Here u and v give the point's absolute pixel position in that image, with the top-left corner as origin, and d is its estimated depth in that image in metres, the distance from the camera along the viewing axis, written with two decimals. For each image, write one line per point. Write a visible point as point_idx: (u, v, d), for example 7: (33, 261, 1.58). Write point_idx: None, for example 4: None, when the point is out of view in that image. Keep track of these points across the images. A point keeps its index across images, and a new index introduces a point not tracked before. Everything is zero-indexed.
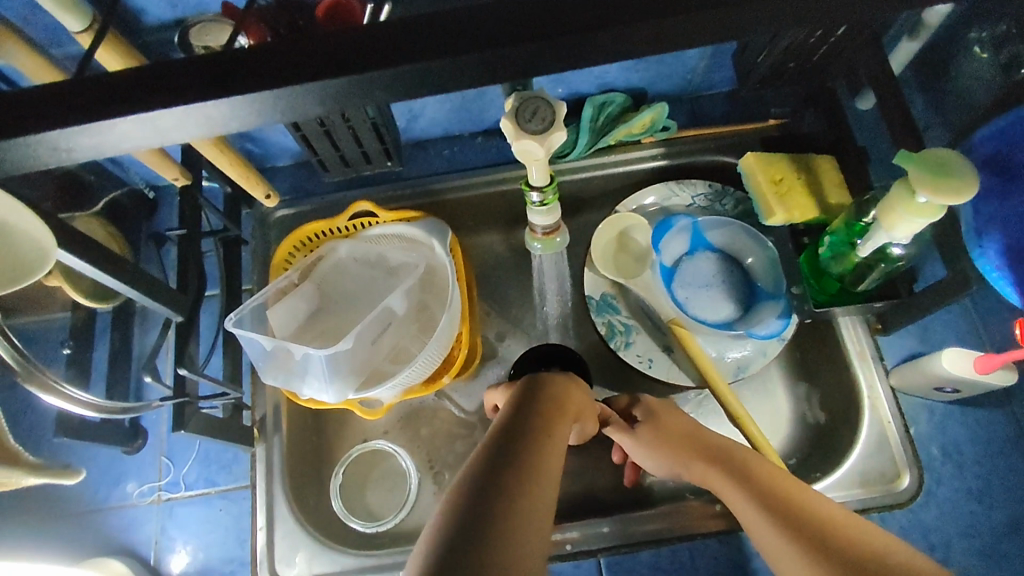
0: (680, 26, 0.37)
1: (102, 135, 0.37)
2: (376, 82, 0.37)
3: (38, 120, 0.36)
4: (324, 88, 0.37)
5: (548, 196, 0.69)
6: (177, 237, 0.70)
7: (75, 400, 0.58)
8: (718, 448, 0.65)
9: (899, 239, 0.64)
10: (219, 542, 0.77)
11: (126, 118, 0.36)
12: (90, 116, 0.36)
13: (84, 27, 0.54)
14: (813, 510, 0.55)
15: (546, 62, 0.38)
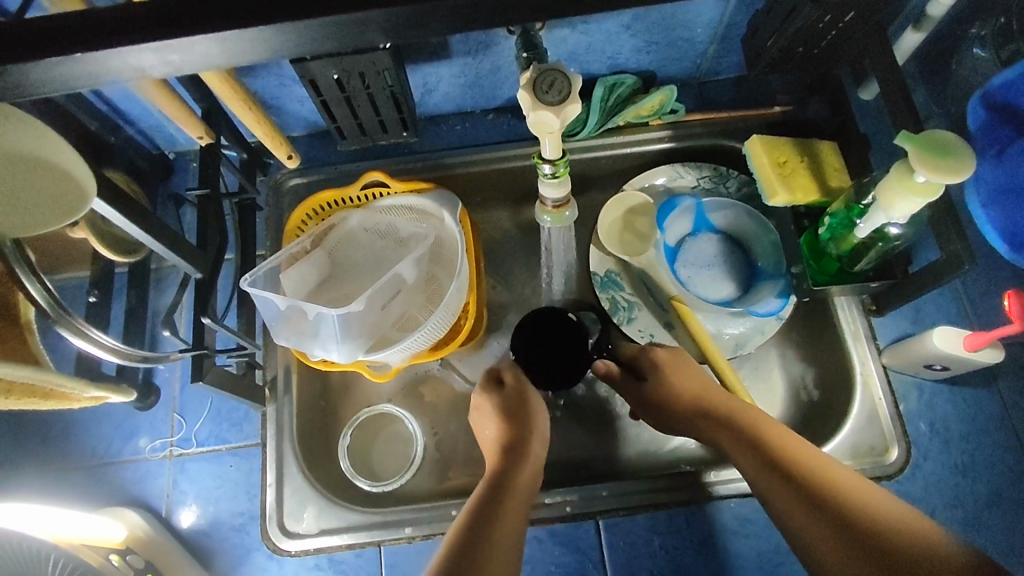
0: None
1: (170, 55, 0.39)
2: (416, 18, 0.39)
3: (83, 40, 0.37)
4: (384, 16, 0.39)
5: (560, 168, 0.70)
6: (198, 196, 0.72)
7: (99, 344, 0.61)
8: (724, 406, 0.67)
9: (896, 218, 0.66)
10: (229, 496, 0.79)
11: (196, 39, 0.38)
12: (157, 34, 0.37)
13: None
14: (815, 470, 0.58)
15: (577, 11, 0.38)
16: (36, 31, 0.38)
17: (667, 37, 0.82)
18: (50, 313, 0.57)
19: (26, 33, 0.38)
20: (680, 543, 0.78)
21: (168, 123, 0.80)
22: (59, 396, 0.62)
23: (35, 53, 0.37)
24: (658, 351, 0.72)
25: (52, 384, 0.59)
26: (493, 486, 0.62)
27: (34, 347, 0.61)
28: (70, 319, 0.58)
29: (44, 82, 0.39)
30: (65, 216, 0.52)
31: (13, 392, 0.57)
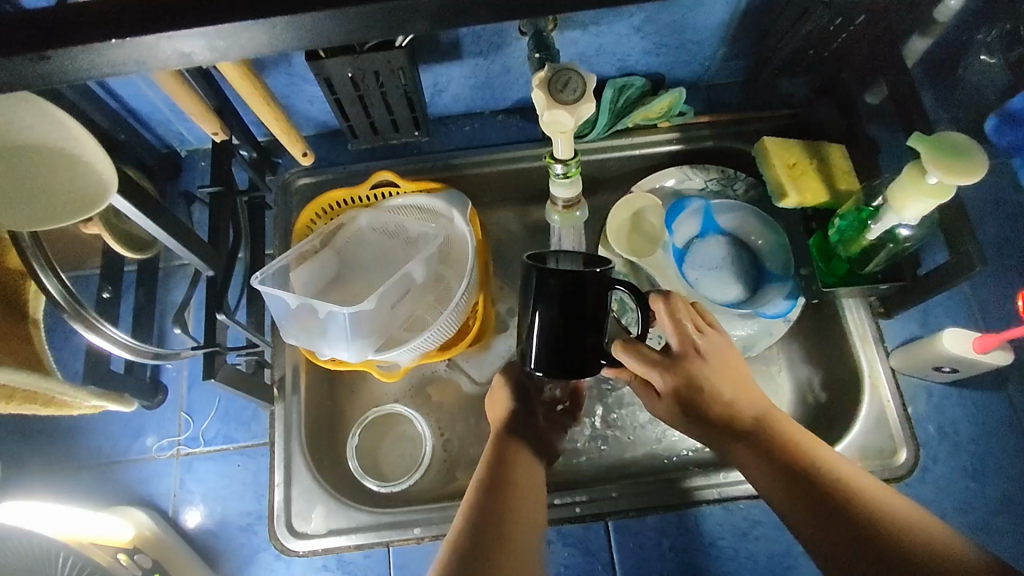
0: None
1: (219, 41, 0.37)
2: (463, 5, 0.38)
3: (121, 25, 0.36)
4: (434, 4, 0.37)
5: (572, 168, 0.70)
6: (211, 194, 0.72)
7: (112, 340, 0.61)
8: (745, 424, 0.62)
9: (908, 220, 0.67)
10: (236, 496, 0.79)
11: (244, 24, 0.36)
12: (205, 21, 0.36)
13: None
14: (849, 498, 0.54)
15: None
16: (63, 18, 0.36)
17: (677, 40, 0.83)
18: (64, 307, 0.56)
19: (69, 16, 0.36)
20: (691, 545, 0.78)
21: (180, 121, 0.80)
22: (60, 403, 0.62)
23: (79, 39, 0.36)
24: (670, 372, 0.62)
25: (55, 393, 0.59)
26: (502, 464, 0.64)
27: (39, 349, 0.61)
28: (85, 313, 0.58)
29: (77, 70, 0.37)
30: (56, 220, 0.54)
31: (15, 398, 0.57)
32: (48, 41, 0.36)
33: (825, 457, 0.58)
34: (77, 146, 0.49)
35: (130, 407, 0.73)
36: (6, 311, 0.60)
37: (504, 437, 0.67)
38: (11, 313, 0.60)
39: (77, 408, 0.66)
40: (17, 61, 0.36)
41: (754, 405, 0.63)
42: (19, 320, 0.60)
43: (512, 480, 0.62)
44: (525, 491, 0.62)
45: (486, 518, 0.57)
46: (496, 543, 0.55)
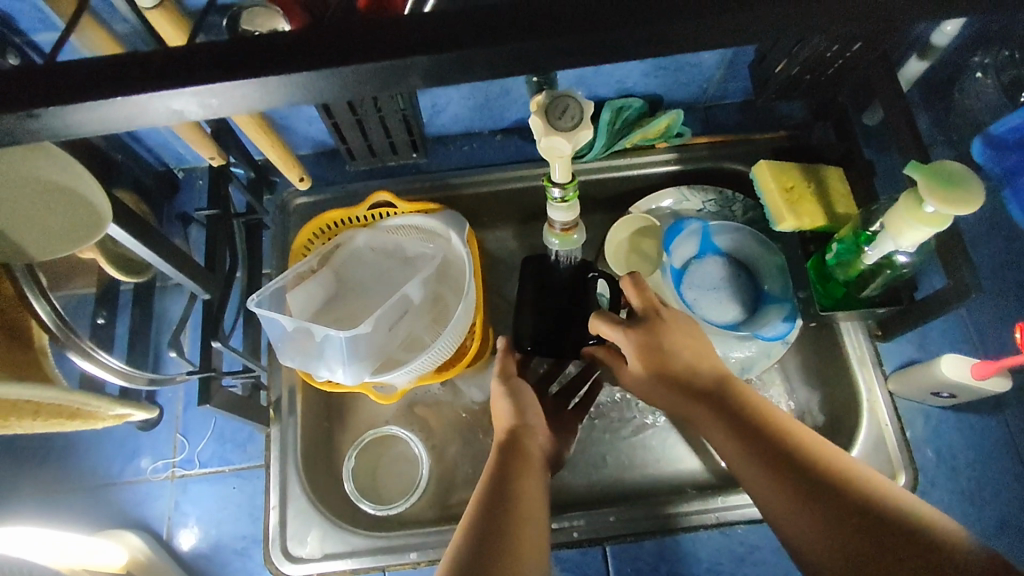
0: (800, 16, 0.34)
1: (212, 99, 0.33)
2: (475, 60, 0.33)
3: (104, 86, 0.32)
4: (436, 61, 0.33)
5: (569, 193, 0.70)
6: (208, 217, 0.73)
7: (105, 367, 0.60)
8: (707, 389, 0.63)
9: (905, 246, 0.67)
10: (231, 519, 0.78)
11: (239, 82, 0.32)
12: (199, 78, 0.32)
13: (155, 4, 0.54)
14: (807, 460, 0.55)
15: (650, 50, 0.35)
16: (43, 78, 0.32)
17: (674, 63, 0.83)
18: (55, 332, 0.56)
19: (51, 77, 0.32)
20: (688, 569, 0.78)
21: (178, 142, 0.80)
22: (86, 415, 0.62)
23: (67, 98, 0.32)
24: (633, 332, 0.66)
25: (78, 405, 0.59)
26: (501, 477, 0.59)
27: (50, 370, 0.60)
28: (76, 340, 0.58)
29: (47, 132, 0.33)
30: (63, 245, 0.55)
31: (40, 413, 0.57)
32: (37, 101, 0.31)
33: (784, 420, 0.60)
34: (77, 178, 0.50)
35: (154, 412, 0.72)
36: (8, 339, 0.59)
37: (504, 449, 0.63)
38: (14, 343, 0.59)
39: (100, 421, 0.65)
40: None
41: (714, 369, 0.65)
42: (24, 347, 0.59)
43: (513, 492, 0.57)
44: (529, 505, 0.57)
45: (484, 528, 0.52)
46: (499, 547, 0.51)
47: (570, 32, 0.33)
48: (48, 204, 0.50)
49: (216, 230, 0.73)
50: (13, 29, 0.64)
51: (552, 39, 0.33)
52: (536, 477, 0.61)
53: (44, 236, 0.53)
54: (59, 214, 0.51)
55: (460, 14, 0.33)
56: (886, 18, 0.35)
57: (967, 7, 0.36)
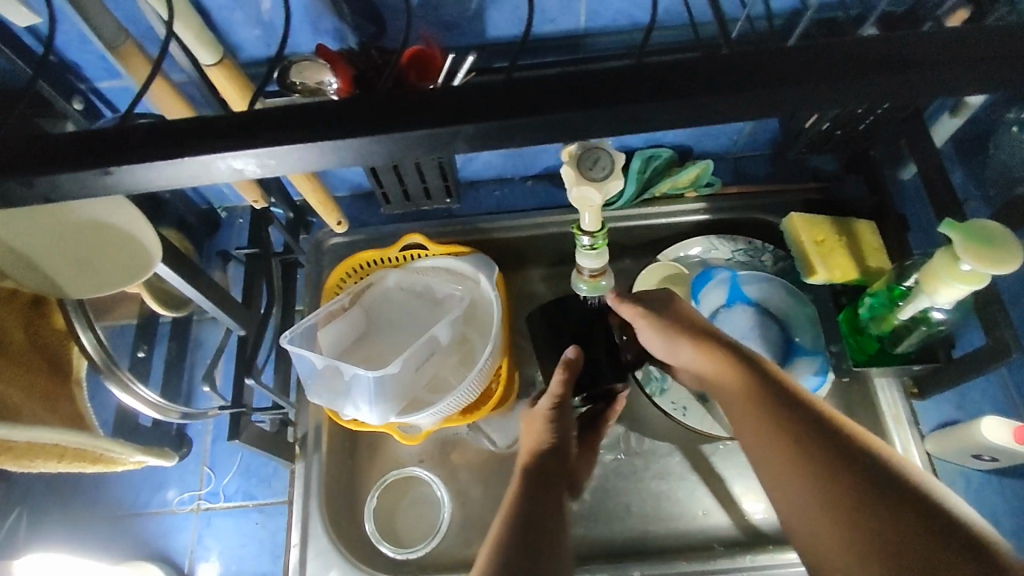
0: (833, 91, 0.35)
1: (273, 160, 0.34)
2: (520, 127, 0.35)
3: (163, 147, 0.34)
4: (481, 129, 0.34)
5: (598, 241, 0.70)
6: (248, 255, 0.76)
7: (141, 399, 0.63)
8: (763, 396, 0.55)
9: (941, 303, 0.66)
10: (252, 556, 0.78)
11: (297, 136, 0.34)
12: (256, 140, 0.34)
13: (216, 60, 0.58)
14: (875, 507, 0.46)
15: (687, 120, 0.36)
16: (118, 138, 0.34)
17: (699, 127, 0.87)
18: (98, 362, 0.60)
19: (118, 139, 0.34)
20: None
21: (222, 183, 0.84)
22: (109, 461, 0.63)
23: (145, 157, 0.34)
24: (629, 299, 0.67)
25: (102, 449, 0.60)
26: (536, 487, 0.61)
27: (80, 406, 0.61)
28: (117, 372, 0.61)
29: (104, 188, 0.35)
30: (84, 293, 0.59)
31: (66, 456, 0.58)
32: (108, 158, 0.34)
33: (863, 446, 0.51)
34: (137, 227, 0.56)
35: (172, 461, 0.73)
36: (48, 370, 0.59)
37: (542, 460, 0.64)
38: (54, 374, 0.60)
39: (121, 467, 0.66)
40: (58, 179, 0.34)
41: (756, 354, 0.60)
42: (62, 381, 0.60)
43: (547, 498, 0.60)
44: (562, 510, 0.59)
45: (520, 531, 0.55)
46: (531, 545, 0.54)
47: (613, 105, 0.34)
48: (101, 259, 0.57)
49: (255, 267, 0.76)
50: (79, 77, 0.69)
51: (592, 108, 0.34)
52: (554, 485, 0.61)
53: (96, 280, 0.58)
54: (107, 266, 0.57)
55: (506, 85, 0.34)
56: (920, 89, 0.36)
57: (1000, 80, 0.36)
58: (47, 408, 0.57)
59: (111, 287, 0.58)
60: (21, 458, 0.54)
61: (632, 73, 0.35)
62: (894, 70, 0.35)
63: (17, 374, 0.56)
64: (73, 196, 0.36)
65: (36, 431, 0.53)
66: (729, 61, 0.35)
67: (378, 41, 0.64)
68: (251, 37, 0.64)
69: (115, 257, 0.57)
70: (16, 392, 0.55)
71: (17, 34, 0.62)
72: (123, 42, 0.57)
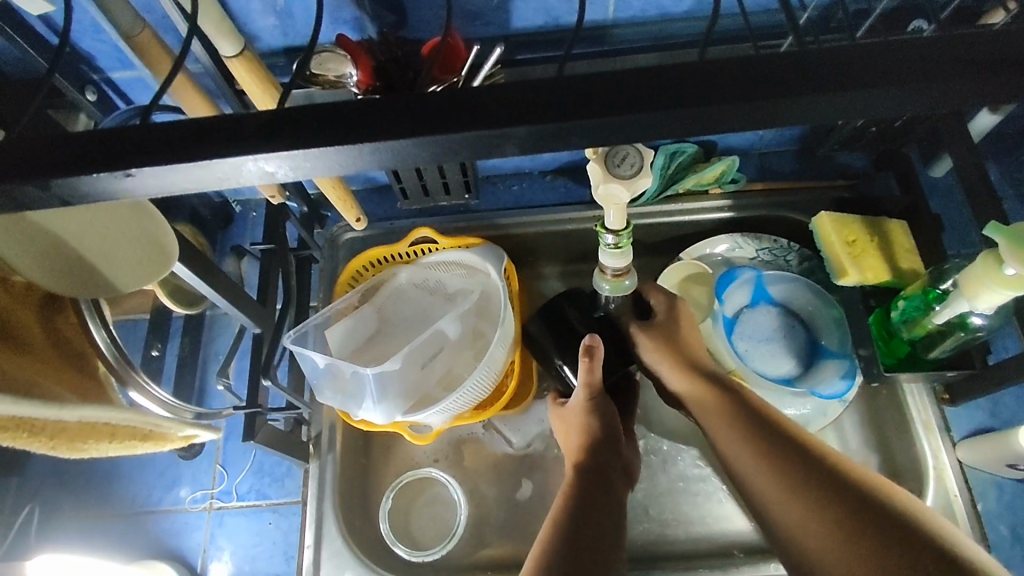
0: (904, 96, 0.33)
1: (302, 163, 0.32)
2: (565, 131, 0.32)
3: (183, 146, 0.32)
4: (523, 131, 0.32)
5: (623, 240, 0.67)
6: (263, 251, 0.75)
7: (156, 399, 0.64)
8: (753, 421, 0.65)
9: (981, 308, 0.63)
10: (266, 557, 0.77)
11: (325, 136, 0.32)
12: (283, 138, 0.32)
13: (237, 52, 0.56)
14: (872, 541, 0.51)
15: (742, 124, 0.34)
16: (137, 137, 0.32)
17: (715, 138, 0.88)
18: (112, 360, 0.59)
19: (137, 137, 0.32)
20: None
21: None
22: (158, 437, 0.61)
23: (165, 157, 0.32)
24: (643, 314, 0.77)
25: (152, 425, 0.58)
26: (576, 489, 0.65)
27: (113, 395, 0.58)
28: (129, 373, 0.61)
29: (120, 190, 0.33)
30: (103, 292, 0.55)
31: (116, 436, 0.56)
32: (127, 159, 0.32)
33: (886, 504, 0.53)
34: (155, 226, 0.55)
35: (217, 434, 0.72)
36: (73, 361, 0.57)
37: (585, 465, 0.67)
38: (78, 369, 0.56)
39: (168, 445, 0.64)
40: (74, 180, 0.32)
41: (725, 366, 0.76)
42: (88, 375, 0.57)
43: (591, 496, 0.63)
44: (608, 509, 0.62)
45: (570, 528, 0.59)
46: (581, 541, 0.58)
47: (666, 106, 0.32)
48: (131, 253, 0.54)
49: (270, 264, 0.74)
50: (92, 67, 0.67)
51: (643, 111, 0.32)
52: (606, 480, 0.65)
53: (117, 276, 0.55)
54: (138, 262, 0.55)
55: (550, 83, 0.32)
56: (993, 92, 0.33)
57: None
58: (86, 393, 0.55)
59: (136, 281, 0.56)
60: (75, 440, 0.52)
61: (685, 74, 0.32)
62: (970, 72, 0.32)
63: (51, 362, 0.53)
64: (89, 198, 0.34)
65: (89, 410, 0.50)
66: (791, 62, 0.33)
67: (399, 31, 0.63)
68: (270, 27, 0.62)
69: (142, 251, 0.54)
70: (54, 381, 0.52)
71: (28, 20, 0.60)
72: (139, 31, 0.55)
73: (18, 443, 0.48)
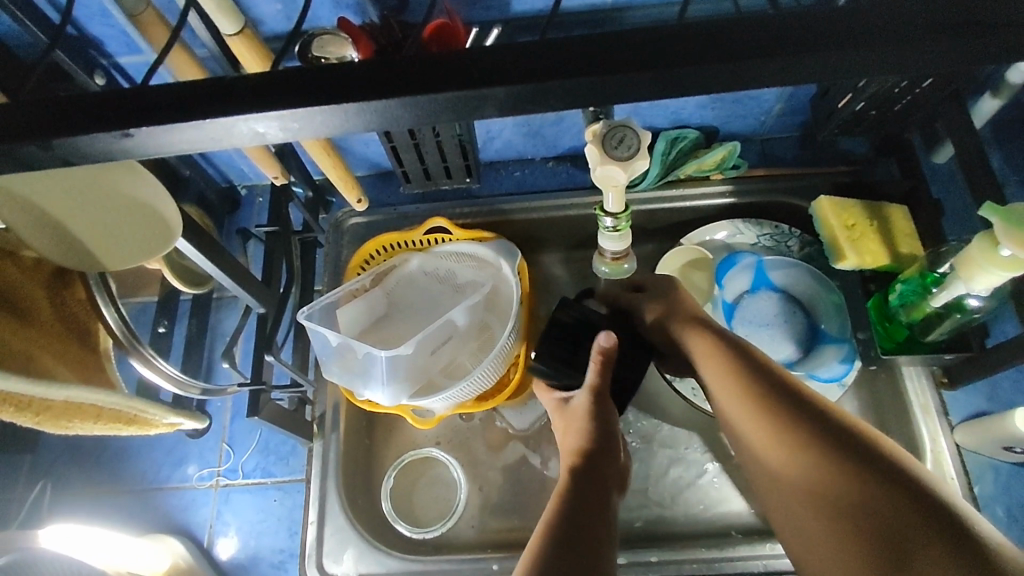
0: (884, 60, 0.33)
1: (294, 123, 0.34)
2: (553, 92, 0.33)
3: (180, 108, 0.33)
4: (507, 96, 0.33)
5: (622, 222, 0.68)
6: (267, 233, 0.76)
7: (161, 373, 0.64)
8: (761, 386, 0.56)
9: (977, 290, 0.64)
10: (271, 532, 0.79)
11: (316, 107, 0.33)
12: (278, 103, 0.33)
13: (236, 30, 0.57)
14: (883, 533, 0.46)
15: (727, 85, 0.34)
16: (138, 99, 0.33)
17: (733, 94, 0.82)
18: (121, 338, 0.61)
19: (139, 101, 0.33)
20: None
21: (242, 161, 0.83)
22: (141, 422, 0.62)
23: (163, 118, 0.33)
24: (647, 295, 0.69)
25: (137, 410, 0.59)
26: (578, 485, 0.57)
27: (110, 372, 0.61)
28: (139, 349, 0.62)
29: (127, 153, 0.35)
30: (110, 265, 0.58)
31: (101, 417, 0.57)
32: (128, 120, 0.33)
33: (915, 503, 0.46)
34: (158, 198, 0.56)
35: (202, 424, 0.73)
36: (79, 333, 0.59)
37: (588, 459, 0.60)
38: (83, 344, 0.59)
39: (152, 429, 0.65)
40: (79, 142, 0.34)
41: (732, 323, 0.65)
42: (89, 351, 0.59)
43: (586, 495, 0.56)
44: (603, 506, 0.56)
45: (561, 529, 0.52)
46: (572, 543, 0.51)
47: (648, 70, 0.33)
48: (129, 222, 0.56)
49: (274, 245, 0.76)
50: (101, 51, 0.69)
51: (630, 74, 0.33)
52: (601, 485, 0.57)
53: (122, 252, 0.57)
54: (133, 224, 0.56)
55: (537, 48, 0.33)
56: (972, 56, 0.34)
57: None
58: (81, 369, 0.57)
59: (138, 258, 0.58)
60: (60, 419, 0.53)
61: (669, 37, 0.33)
62: (949, 35, 0.33)
63: (51, 336, 0.56)
64: (99, 159, 0.35)
65: (79, 392, 0.52)
66: (772, 26, 0.33)
67: (400, 14, 0.63)
68: (272, 8, 0.63)
69: (141, 229, 0.56)
70: (52, 359, 0.54)
71: (34, 2, 0.61)
72: (143, 10, 0.56)
73: (4, 416, 0.49)
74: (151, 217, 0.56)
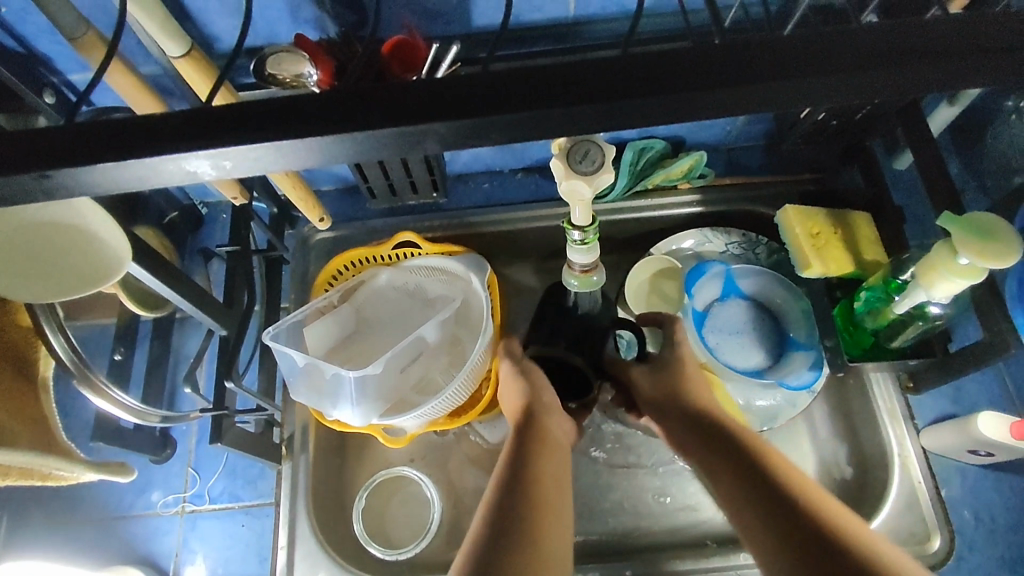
0: (832, 87, 0.33)
1: (226, 161, 0.33)
2: (505, 123, 0.33)
3: (103, 148, 0.32)
4: (454, 127, 0.33)
5: (589, 236, 0.68)
6: (228, 253, 0.74)
7: (117, 403, 0.62)
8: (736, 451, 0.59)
9: (938, 298, 0.65)
10: (239, 559, 0.77)
11: (260, 138, 0.32)
12: (215, 139, 0.32)
13: (183, 52, 0.56)
14: None
15: (682, 111, 0.34)
16: (63, 138, 0.32)
17: None
18: (70, 368, 0.59)
19: (66, 139, 0.32)
20: None
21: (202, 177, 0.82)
22: (56, 476, 0.62)
23: (85, 158, 0.32)
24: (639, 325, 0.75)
25: (48, 468, 0.58)
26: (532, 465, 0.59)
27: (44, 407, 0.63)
28: (91, 378, 0.60)
29: (58, 191, 0.34)
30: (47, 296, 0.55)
31: (9, 474, 0.56)
32: (50, 162, 0.32)
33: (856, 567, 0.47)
34: (104, 228, 0.55)
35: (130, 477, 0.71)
36: (12, 372, 0.61)
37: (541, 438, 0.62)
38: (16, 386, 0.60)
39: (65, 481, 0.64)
40: (4, 181, 0.32)
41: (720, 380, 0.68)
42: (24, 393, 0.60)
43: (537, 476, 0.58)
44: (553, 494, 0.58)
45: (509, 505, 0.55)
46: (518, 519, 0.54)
47: (599, 100, 0.32)
48: (73, 251, 0.55)
49: (235, 265, 0.74)
50: (50, 69, 0.67)
51: (582, 102, 0.32)
52: (559, 526, 0.55)
53: (62, 281, 0.54)
54: (66, 264, 0.54)
55: (487, 79, 0.33)
56: (919, 82, 0.34)
57: (1002, 74, 0.35)
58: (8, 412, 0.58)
59: (77, 288, 0.54)
60: None
61: (620, 66, 0.33)
62: (897, 65, 0.33)
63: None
64: (25, 197, 0.34)
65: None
66: (722, 55, 0.33)
67: (358, 31, 0.63)
68: (225, 26, 0.62)
69: (87, 258, 0.55)
70: None
71: None
72: (84, 32, 0.54)
73: None
74: (98, 246, 0.55)
